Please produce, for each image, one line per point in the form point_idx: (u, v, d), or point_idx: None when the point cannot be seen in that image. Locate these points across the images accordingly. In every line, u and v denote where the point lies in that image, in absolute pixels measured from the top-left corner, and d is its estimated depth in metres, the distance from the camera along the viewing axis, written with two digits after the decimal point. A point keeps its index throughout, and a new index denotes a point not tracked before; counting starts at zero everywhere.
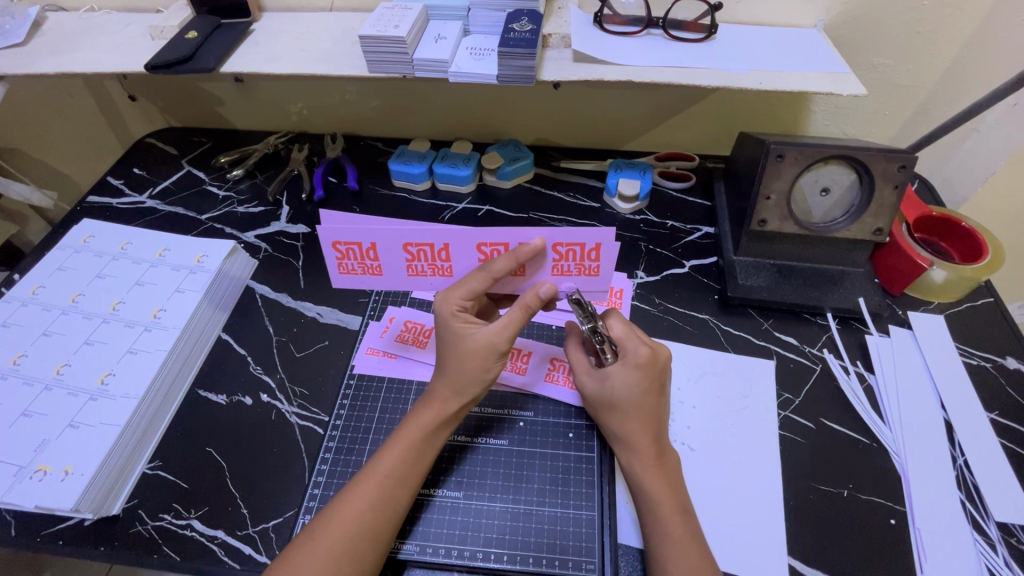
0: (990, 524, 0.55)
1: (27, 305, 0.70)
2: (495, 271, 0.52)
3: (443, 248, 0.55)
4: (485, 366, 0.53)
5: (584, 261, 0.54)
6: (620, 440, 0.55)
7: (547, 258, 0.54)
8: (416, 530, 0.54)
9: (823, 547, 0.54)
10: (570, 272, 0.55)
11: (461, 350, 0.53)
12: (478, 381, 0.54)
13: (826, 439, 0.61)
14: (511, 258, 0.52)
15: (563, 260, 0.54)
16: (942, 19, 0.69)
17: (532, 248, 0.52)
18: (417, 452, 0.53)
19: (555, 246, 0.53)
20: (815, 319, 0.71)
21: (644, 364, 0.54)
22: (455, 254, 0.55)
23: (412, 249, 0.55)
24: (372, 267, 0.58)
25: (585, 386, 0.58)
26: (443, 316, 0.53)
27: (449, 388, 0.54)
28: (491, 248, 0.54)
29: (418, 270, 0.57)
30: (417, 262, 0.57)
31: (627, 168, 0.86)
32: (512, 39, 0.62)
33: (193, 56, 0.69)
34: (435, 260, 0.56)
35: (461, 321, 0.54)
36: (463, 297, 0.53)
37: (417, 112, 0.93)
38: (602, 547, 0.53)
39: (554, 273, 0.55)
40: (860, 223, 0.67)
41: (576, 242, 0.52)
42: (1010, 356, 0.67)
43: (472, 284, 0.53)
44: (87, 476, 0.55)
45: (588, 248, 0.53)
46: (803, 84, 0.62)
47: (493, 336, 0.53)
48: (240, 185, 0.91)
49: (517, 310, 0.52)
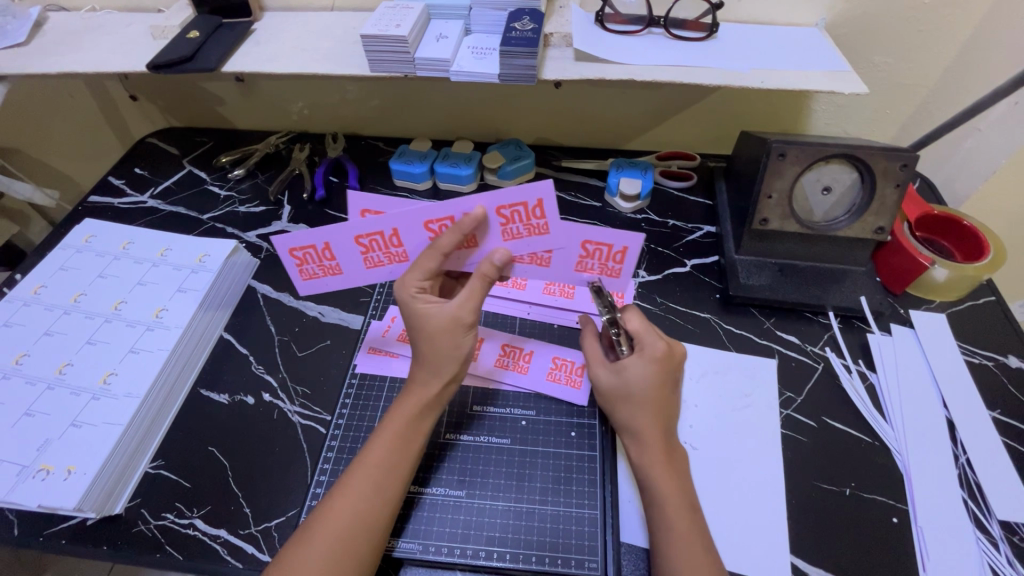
0: (992, 522, 0.55)
1: (30, 305, 0.70)
2: (444, 246, 0.52)
3: (392, 234, 0.55)
4: (455, 341, 0.53)
5: (531, 220, 0.52)
6: (632, 434, 0.55)
7: (492, 223, 0.52)
8: (410, 528, 0.54)
9: (825, 545, 0.54)
10: (521, 235, 0.53)
11: (429, 329, 0.53)
12: (452, 357, 0.53)
13: (828, 437, 0.61)
14: (456, 232, 0.51)
15: (510, 224, 0.52)
16: (944, 17, 0.69)
17: (472, 217, 0.51)
18: (410, 445, 0.53)
19: (499, 210, 0.51)
20: (817, 318, 0.71)
21: (660, 358, 0.55)
22: (406, 238, 0.55)
23: (365, 240, 0.55)
24: (331, 267, 0.59)
25: (599, 380, 0.57)
26: (403, 298, 0.53)
27: (425, 370, 0.54)
28: (438, 224, 0.54)
29: (376, 261, 0.58)
30: (372, 252, 0.57)
31: (628, 167, 0.86)
32: (514, 38, 0.62)
33: (194, 56, 0.69)
34: (389, 247, 0.56)
35: (424, 300, 0.53)
36: (421, 277, 0.53)
37: (418, 111, 0.93)
38: (604, 546, 0.53)
39: (506, 238, 0.54)
40: (861, 222, 0.67)
41: (517, 202, 0.50)
42: (1012, 354, 0.67)
43: (426, 264, 0.53)
44: (90, 475, 0.55)
45: (532, 206, 0.51)
46: (804, 83, 0.62)
47: (459, 310, 0.53)
48: (242, 185, 0.91)
49: (475, 280, 0.53)
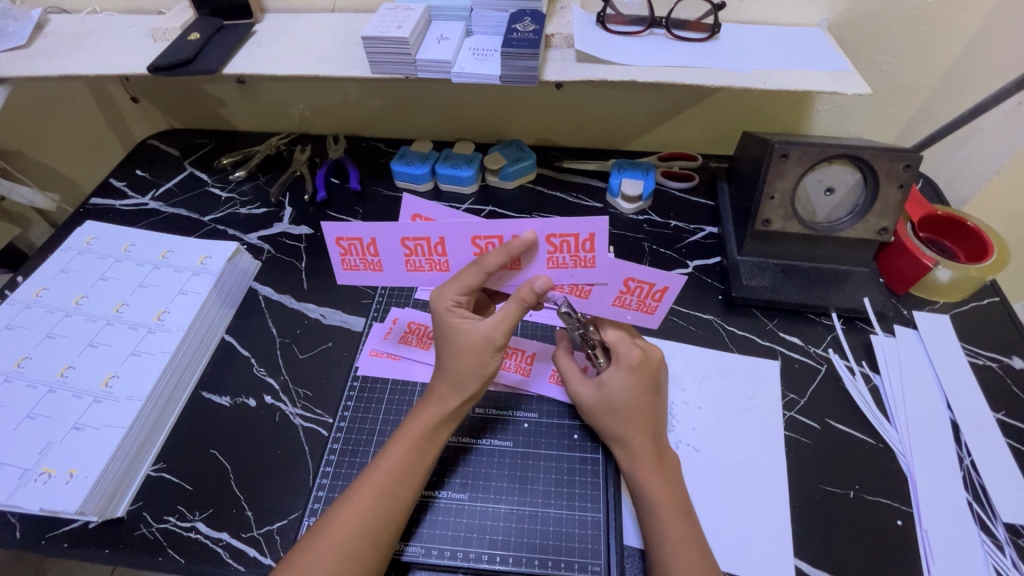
0: (997, 525, 0.54)
1: (31, 307, 0.70)
2: (489, 266, 0.52)
3: (439, 242, 0.54)
4: (482, 360, 0.53)
5: (579, 252, 0.51)
6: (621, 444, 0.55)
7: (541, 250, 0.52)
8: (419, 532, 0.54)
9: (830, 548, 0.54)
10: (567, 265, 0.52)
11: (458, 345, 0.53)
12: (477, 376, 0.53)
13: (831, 439, 0.61)
14: (503, 253, 0.51)
15: (558, 252, 0.52)
16: (947, 17, 0.69)
17: (523, 241, 0.50)
18: (416, 454, 0.52)
19: (549, 238, 0.50)
20: (821, 319, 0.70)
21: (636, 366, 0.56)
22: (451, 248, 0.54)
23: (410, 244, 0.54)
24: (373, 263, 0.57)
25: (581, 397, 0.58)
26: (439, 310, 0.54)
27: (447, 384, 0.54)
28: (485, 241, 0.53)
29: (416, 266, 0.56)
30: (415, 257, 0.56)
31: (630, 168, 0.85)
32: (516, 40, 0.62)
33: (196, 58, 0.69)
34: (432, 255, 0.55)
35: (457, 315, 0.54)
36: (459, 292, 0.53)
37: (420, 113, 0.93)
38: (607, 550, 0.53)
39: (551, 265, 0.53)
40: (864, 223, 0.67)
41: (569, 233, 0.50)
42: (1016, 355, 0.67)
43: (467, 279, 0.53)
44: (92, 478, 0.55)
45: (583, 239, 0.50)
46: (807, 83, 0.62)
47: (491, 329, 0.53)
48: (243, 187, 0.91)
49: (512, 304, 0.52)
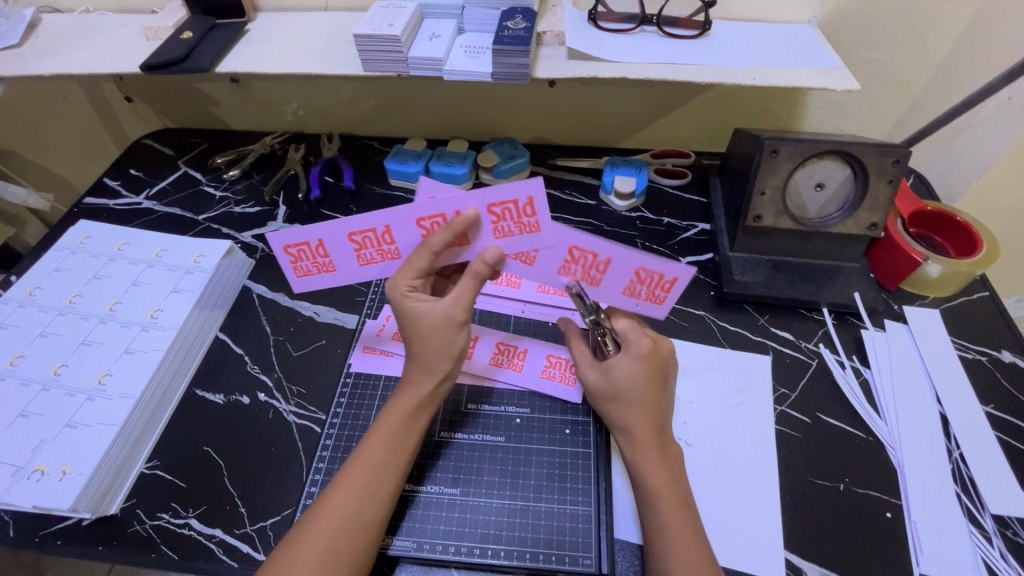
0: (986, 517, 0.55)
1: (25, 306, 0.70)
2: (434, 246, 0.52)
3: (385, 231, 0.54)
4: (448, 338, 0.53)
5: (522, 218, 0.51)
6: (624, 433, 0.55)
7: (485, 221, 0.52)
8: (411, 526, 0.54)
9: (820, 542, 0.54)
10: (513, 233, 0.53)
11: (421, 327, 0.53)
12: (446, 356, 0.54)
13: (822, 433, 0.61)
14: (447, 231, 0.51)
15: (501, 221, 0.52)
16: (936, 14, 0.70)
17: (465, 217, 0.50)
18: (401, 443, 0.53)
19: (490, 208, 0.51)
20: (811, 315, 0.71)
21: (645, 356, 0.55)
22: (398, 235, 0.54)
23: (357, 238, 0.55)
24: (325, 264, 0.58)
25: (587, 380, 0.59)
26: (395, 297, 0.53)
27: (419, 367, 0.54)
28: (430, 222, 0.53)
29: (369, 259, 0.57)
30: (366, 250, 0.56)
31: (623, 165, 0.86)
32: (507, 37, 0.62)
33: (188, 57, 0.69)
34: (381, 245, 0.56)
35: (415, 299, 0.53)
36: (411, 276, 0.53)
37: (413, 111, 0.93)
38: (599, 543, 0.53)
39: (498, 235, 0.53)
40: (854, 219, 0.67)
41: (508, 200, 0.50)
42: (1006, 349, 0.67)
43: (416, 262, 0.53)
44: (85, 475, 0.55)
45: (523, 204, 0.50)
46: (797, 80, 0.62)
47: (451, 308, 0.52)
48: (237, 186, 0.91)
49: (467, 279, 0.52)
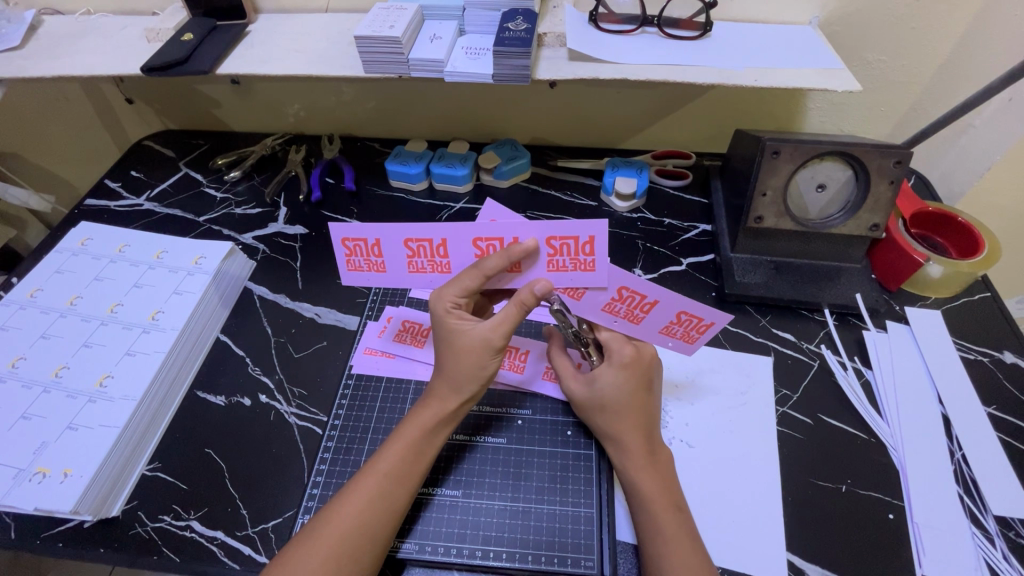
0: (988, 518, 0.55)
1: (26, 308, 0.70)
2: (488, 269, 0.51)
3: (441, 244, 0.53)
4: (481, 362, 0.53)
5: (579, 255, 0.51)
6: (614, 440, 0.55)
7: (541, 254, 0.51)
8: (414, 529, 0.54)
9: (822, 543, 0.54)
10: (566, 268, 0.52)
11: (458, 346, 0.53)
12: (475, 378, 0.54)
13: (825, 433, 0.61)
14: (504, 257, 0.51)
15: (557, 256, 0.51)
16: (936, 15, 0.70)
17: (524, 247, 0.50)
18: (401, 445, 0.52)
19: (549, 240, 0.50)
20: (813, 316, 0.71)
21: (629, 364, 0.56)
22: (453, 250, 0.54)
23: (413, 245, 0.53)
24: (377, 264, 0.56)
25: (572, 392, 0.59)
26: (438, 313, 0.54)
27: (446, 386, 0.54)
28: (487, 243, 0.53)
29: (419, 268, 0.56)
30: (417, 258, 0.55)
31: (624, 166, 0.86)
32: (507, 38, 0.62)
33: (189, 58, 0.69)
34: (434, 256, 0.54)
35: (456, 317, 0.54)
36: (457, 293, 0.53)
37: (414, 112, 0.93)
38: (600, 545, 0.53)
39: (550, 269, 0.52)
40: (855, 220, 0.67)
41: (569, 236, 0.49)
42: (1007, 350, 0.67)
43: (466, 281, 0.53)
44: (86, 477, 0.55)
45: (583, 242, 0.50)
46: (799, 81, 0.62)
47: (489, 332, 0.53)
48: (238, 187, 0.91)
49: (512, 307, 0.52)
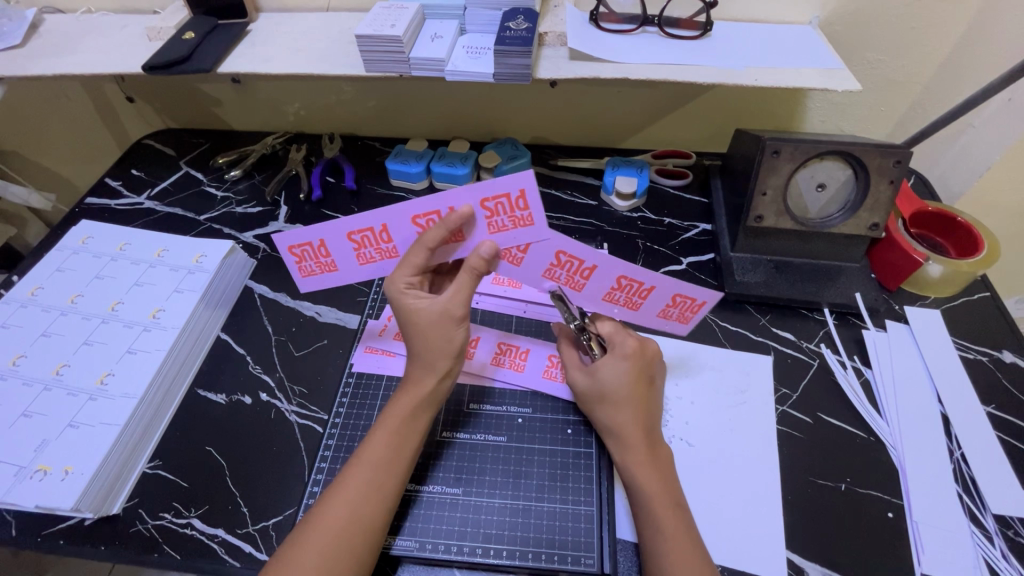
0: (987, 516, 0.55)
1: (26, 306, 0.70)
2: (431, 242, 0.52)
3: (382, 229, 0.54)
4: (446, 333, 0.53)
5: (515, 212, 0.51)
6: (614, 435, 0.55)
7: (478, 217, 0.52)
8: (415, 526, 0.54)
9: (821, 542, 0.54)
10: (507, 227, 0.52)
11: (420, 323, 0.53)
12: (445, 352, 0.54)
13: (824, 432, 0.61)
14: (442, 228, 0.51)
15: (494, 216, 0.51)
16: (936, 15, 0.70)
17: (460, 213, 0.50)
18: (401, 441, 0.53)
19: (482, 203, 0.50)
20: (813, 315, 0.71)
21: (631, 355, 0.56)
22: (395, 233, 0.54)
23: (356, 236, 0.55)
24: (327, 264, 0.58)
25: (574, 382, 0.59)
26: (394, 294, 0.54)
27: (420, 366, 0.54)
28: (425, 219, 0.53)
29: (368, 258, 0.57)
30: (364, 249, 0.57)
31: (624, 165, 0.86)
32: (509, 37, 0.62)
33: (190, 57, 0.69)
34: (380, 243, 0.56)
35: (413, 295, 0.54)
36: (409, 273, 0.53)
37: (415, 111, 0.93)
38: (601, 542, 0.53)
39: (492, 231, 0.52)
40: (855, 219, 0.67)
41: (499, 194, 0.49)
42: (1006, 349, 0.67)
43: (413, 260, 0.53)
44: (87, 475, 0.55)
45: (515, 197, 0.50)
46: (799, 80, 0.62)
47: (448, 304, 0.53)
48: (239, 186, 0.92)
49: (464, 276, 0.52)
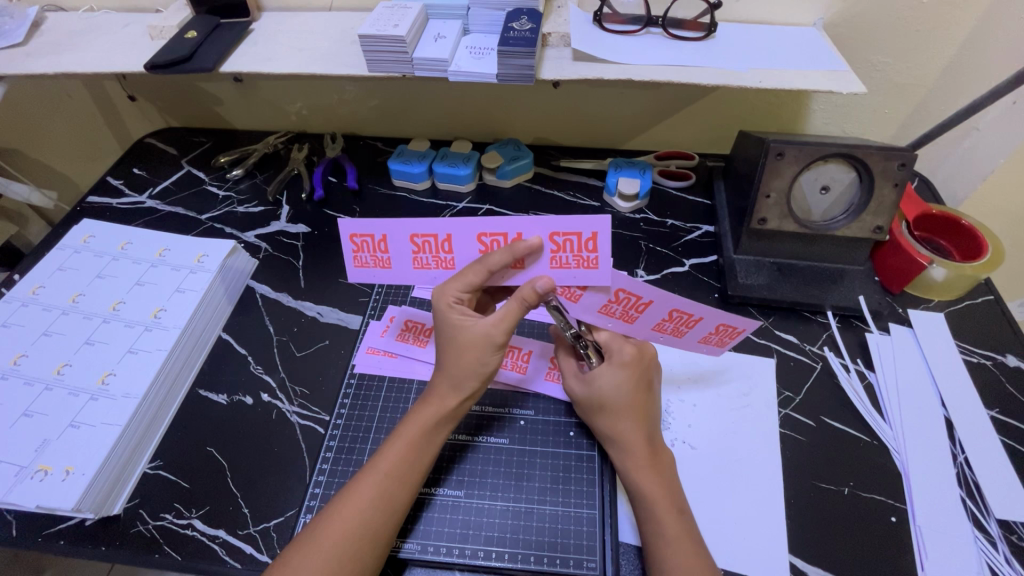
0: (990, 521, 0.55)
1: (28, 306, 0.70)
2: (492, 264, 0.51)
3: (446, 239, 0.53)
4: (481, 358, 0.53)
5: (582, 251, 0.50)
6: (614, 441, 0.55)
7: (544, 251, 0.51)
8: (416, 529, 0.54)
9: (824, 546, 0.54)
10: (569, 265, 0.52)
11: (459, 342, 0.53)
12: (475, 375, 0.53)
13: (827, 436, 0.61)
14: (507, 253, 0.50)
15: (561, 252, 0.51)
16: (942, 16, 0.69)
17: (528, 244, 0.50)
18: (406, 445, 0.52)
19: (552, 237, 0.50)
20: (815, 317, 0.71)
21: (629, 363, 0.56)
22: (458, 246, 0.53)
23: (418, 240, 0.53)
24: (382, 260, 0.56)
25: (573, 391, 0.59)
26: (441, 307, 0.53)
27: (447, 384, 0.54)
28: (491, 238, 0.52)
29: (423, 263, 0.56)
30: (422, 254, 0.55)
31: (626, 167, 0.86)
32: (512, 38, 0.62)
33: (192, 56, 0.69)
34: (439, 252, 0.54)
35: (458, 313, 0.53)
36: (461, 288, 0.53)
37: (417, 111, 0.93)
38: (603, 545, 0.53)
39: (553, 266, 0.52)
40: (859, 221, 0.67)
41: (572, 232, 0.49)
42: (1010, 353, 0.67)
43: (468, 277, 0.52)
44: (88, 476, 0.55)
45: (586, 238, 0.50)
46: (804, 83, 0.62)
47: (490, 328, 0.52)
48: (241, 185, 0.91)
49: (514, 303, 0.51)
